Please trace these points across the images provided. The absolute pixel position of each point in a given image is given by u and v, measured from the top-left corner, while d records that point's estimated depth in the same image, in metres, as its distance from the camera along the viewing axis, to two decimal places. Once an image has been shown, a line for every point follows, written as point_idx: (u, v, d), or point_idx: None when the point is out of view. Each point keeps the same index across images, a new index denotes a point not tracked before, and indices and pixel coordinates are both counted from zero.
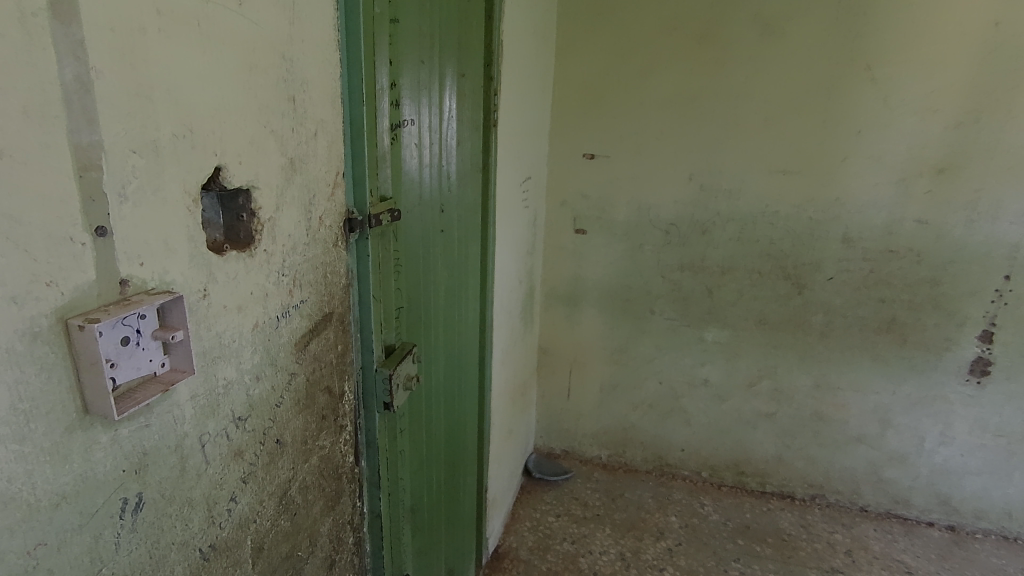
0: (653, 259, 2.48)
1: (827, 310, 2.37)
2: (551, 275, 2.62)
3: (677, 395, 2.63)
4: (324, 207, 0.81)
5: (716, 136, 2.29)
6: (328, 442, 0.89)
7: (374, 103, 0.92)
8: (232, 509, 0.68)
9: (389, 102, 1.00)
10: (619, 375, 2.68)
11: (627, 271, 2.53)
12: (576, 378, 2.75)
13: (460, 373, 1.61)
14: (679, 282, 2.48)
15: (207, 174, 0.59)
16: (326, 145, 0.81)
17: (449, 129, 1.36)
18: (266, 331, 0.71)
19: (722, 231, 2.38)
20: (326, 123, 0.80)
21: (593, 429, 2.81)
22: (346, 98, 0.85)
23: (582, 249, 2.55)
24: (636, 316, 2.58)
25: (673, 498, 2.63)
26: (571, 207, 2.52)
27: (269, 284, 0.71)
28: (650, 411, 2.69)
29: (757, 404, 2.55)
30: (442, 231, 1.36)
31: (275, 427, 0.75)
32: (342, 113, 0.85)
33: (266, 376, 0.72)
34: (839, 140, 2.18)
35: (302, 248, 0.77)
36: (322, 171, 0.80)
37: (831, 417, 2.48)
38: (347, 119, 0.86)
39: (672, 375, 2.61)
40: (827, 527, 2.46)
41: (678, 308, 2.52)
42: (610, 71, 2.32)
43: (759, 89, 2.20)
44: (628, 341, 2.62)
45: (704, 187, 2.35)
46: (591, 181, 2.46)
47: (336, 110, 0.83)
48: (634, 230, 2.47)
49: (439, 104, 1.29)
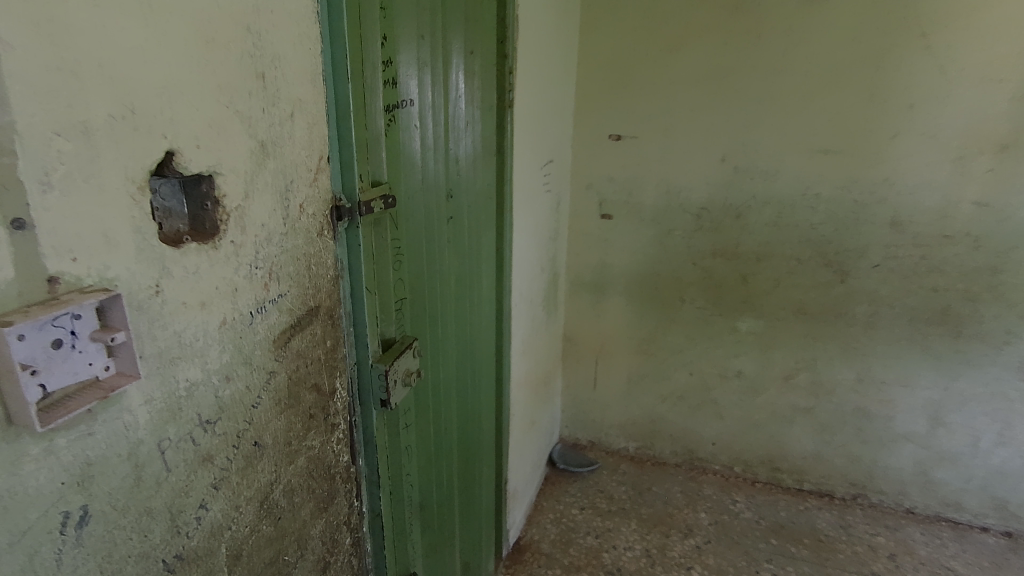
0: (683, 245, 2.36)
1: (873, 300, 2.21)
2: (576, 261, 2.54)
3: (708, 387, 2.52)
4: (305, 194, 0.76)
5: (752, 113, 2.14)
6: (318, 442, 0.85)
7: (362, 83, 0.86)
8: (202, 517, 0.64)
9: (382, 81, 0.93)
10: (647, 366, 2.58)
11: (655, 257, 2.42)
12: (602, 368, 2.67)
13: (473, 365, 1.56)
14: (710, 270, 2.36)
15: (156, 159, 0.54)
16: (306, 123, 0.74)
17: (458, 112, 1.30)
18: (237, 328, 0.66)
19: (757, 215, 2.24)
20: (306, 102, 0.74)
21: (620, 420, 2.72)
22: (329, 76, 0.79)
23: (607, 235, 2.45)
24: (665, 305, 2.47)
25: (704, 493, 2.53)
26: (596, 190, 2.41)
27: (238, 278, 0.66)
28: (680, 403, 2.60)
29: (794, 398, 2.42)
30: (449, 218, 1.29)
31: (252, 429, 0.70)
32: (325, 91, 0.78)
33: (238, 375, 0.67)
34: (888, 116, 2.01)
35: (278, 239, 0.71)
36: (302, 154, 0.74)
37: (875, 413, 2.33)
38: (330, 100, 0.79)
39: (703, 367, 2.50)
40: (869, 529, 2.33)
41: (710, 297, 2.40)
42: (638, 46, 2.20)
43: (799, 63, 2.05)
44: (656, 330, 2.52)
45: (738, 168, 2.21)
46: (618, 163, 2.35)
47: (318, 89, 0.76)
48: (663, 214, 2.35)
49: (446, 85, 1.22)
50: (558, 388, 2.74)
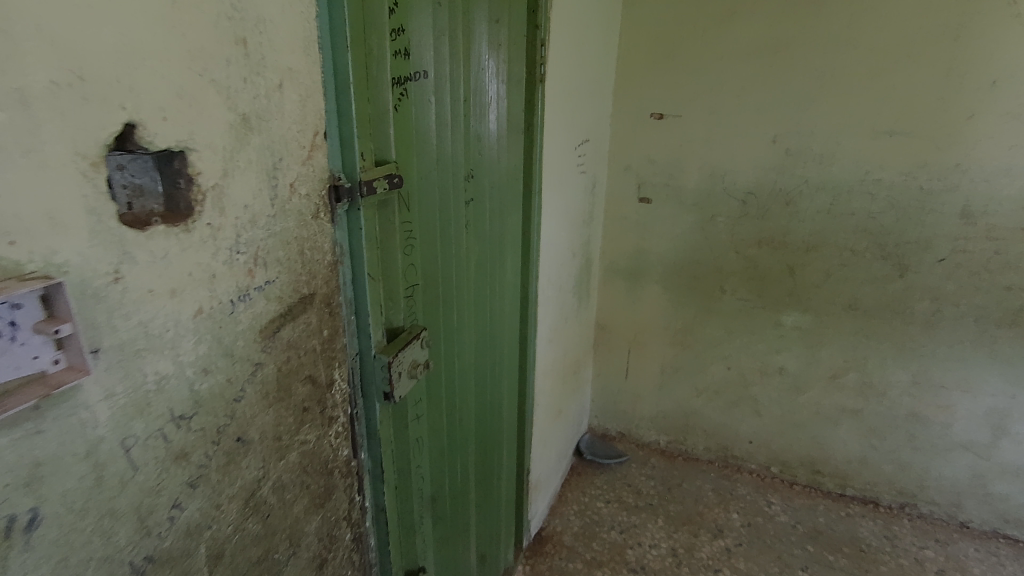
0: (726, 232, 2.22)
1: (935, 297, 2.03)
2: (611, 247, 2.43)
3: (747, 383, 2.40)
4: (297, 173, 0.70)
5: (809, 91, 1.97)
6: (313, 437, 0.80)
7: (364, 52, 0.79)
8: (176, 517, 0.60)
9: (390, 50, 0.86)
10: (683, 358, 2.47)
11: (696, 245, 2.29)
12: (634, 358, 2.57)
13: (494, 353, 1.50)
14: (754, 260, 2.22)
15: (113, 132, 0.49)
16: (297, 96, 0.68)
17: (484, 87, 1.22)
18: (216, 318, 0.61)
19: (809, 202, 2.08)
20: (297, 73, 0.68)
21: (652, 413, 2.63)
22: (327, 44, 0.72)
23: (645, 220, 2.33)
24: (704, 295, 2.34)
25: (737, 493, 2.42)
26: (635, 172, 2.29)
27: (216, 264, 0.61)
28: (716, 398, 2.48)
29: (841, 398, 2.27)
30: (470, 201, 1.23)
31: (235, 424, 0.66)
32: (321, 59, 0.72)
33: (217, 368, 0.62)
34: (965, 93, 1.81)
35: (265, 221, 0.66)
36: (293, 129, 0.68)
37: (931, 419, 2.16)
38: (326, 69, 0.73)
39: (742, 361, 2.37)
40: (917, 542, 2.18)
41: (753, 289, 2.26)
42: (686, 18, 2.05)
43: (865, 34, 1.86)
44: (693, 321, 2.40)
45: (790, 151, 2.05)
46: (659, 144, 2.22)
47: (313, 59, 0.70)
48: (706, 199, 2.21)
49: (470, 57, 1.14)
50: (588, 376, 2.66)
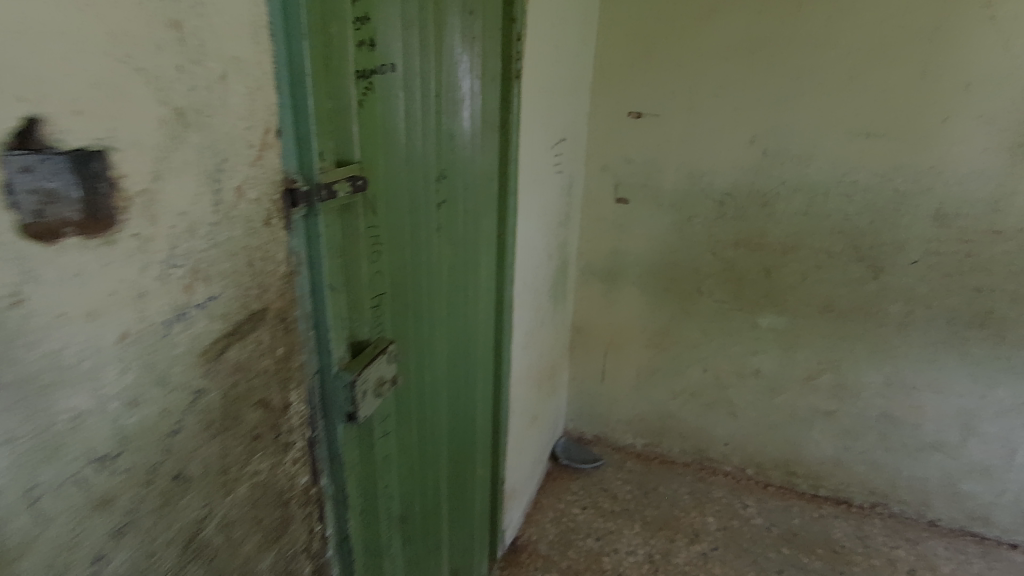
0: (703, 233, 2.19)
1: (908, 299, 2.03)
2: (588, 248, 2.38)
3: (723, 385, 2.38)
4: (246, 175, 0.62)
5: (787, 91, 1.95)
6: (266, 466, 0.73)
7: (323, 40, 0.71)
8: (99, 572, 0.52)
9: (352, 39, 0.78)
10: (660, 360, 2.44)
11: (673, 246, 2.25)
12: (611, 360, 2.53)
13: (467, 361, 1.44)
14: (732, 261, 2.20)
15: (9, 127, 0.40)
16: (244, 87, 0.60)
17: (457, 82, 1.14)
18: (146, 342, 0.53)
19: (786, 204, 2.06)
20: (244, 61, 0.60)
21: (628, 416, 2.60)
22: (280, 33, 0.64)
23: (622, 221, 2.29)
24: (681, 297, 2.31)
25: (713, 496, 2.41)
26: (612, 172, 2.24)
27: (146, 280, 0.53)
28: (692, 401, 2.46)
29: (816, 400, 2.26)
30: (443, 203, 1.16)
31: (172, 460, 0.58)
32: (273, 46, 0.63)
33: (148, 399, 0.54)
34: (940, 97, 1.81)
35: (206, 230, 0.58)
36: (239, 125, 0.60)
37: (903, 420, 2.17)
38: (280, 58, 0.64)
39: (718, 364, 2.35)
40: (888, 542, 2.19)
41: (729, 291, 2.24)
42: (664, 14, 2.01)
43: (843, 35, 1.85)
44: (670, 323, 2.37)
45: (768, 152, 2.03)
46: (637, 143, 2.17)
47: (263, 46, 0.62)
48: (684, 200, 2.18)
49: (442, 50, 1.06)
50: (564, 379, 2.61)
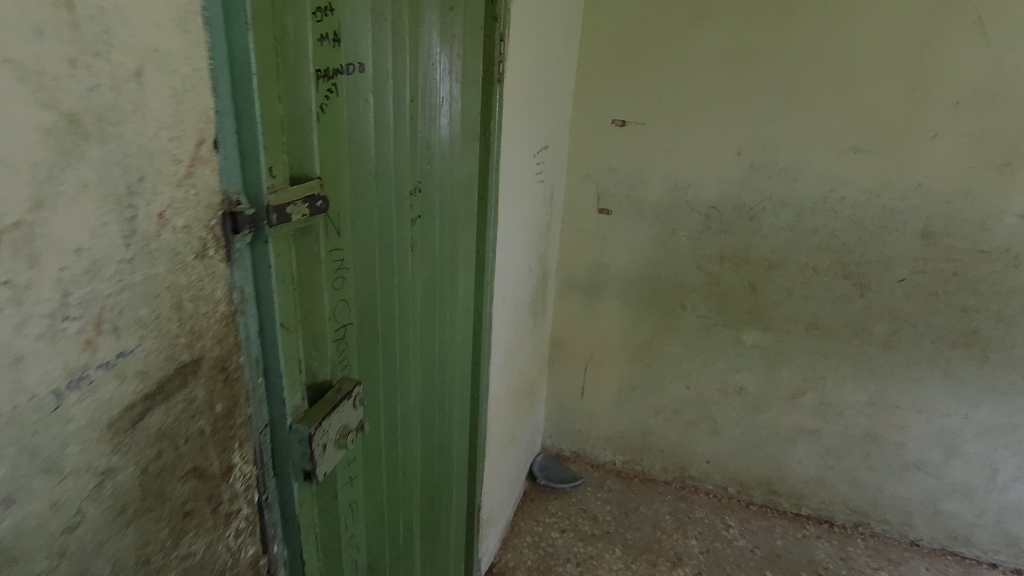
0: (688, 247, 2.12)
1: (894, 317, 1.99)
2: (568, 260, 2.28)
3: (706, 402, 2.31)
4: (170, 198, 0.49)
5: (775, 103, 1.89)
6: (201, 547, 0.60)
7: (275, 33, 0.59)
8: None
9: (312, 31, 0.66)
10: (641, 376, 2.36)
11: (656, 260, 2.17)
12: (591, 376, 2.44)
13: (442, 388, 1.32)
14: (717, 276, 2.12)
15: None
16: (167, 88, 0.47)
17: (434, 85, 1.03)
18: (28, 421, 0.40)
19: (773, 218, 2.00)
20: (167, 55, 0.47)
21: (608, 433, 2.51)
22: (219, 20, 0.52)
23: (605, 232, 2.20)
24: (664, 311, 2.23)
25: (695, 516, 2.33)
26: (595, 181, 2.15)
27: (25, 340, 0.39)
28: (674, 418, 2.38)
29: (799, 418, 2.21)
30: (418, 219, 1.04)
31: (67, 565, 0.45)
32: (206, 36, 0.51)
33: (31, 493, 0.41)
34: (930, 112, 1.77)
35: (114, 270, 0.45)
36: (160, 136, 0.47)
37: (887, 440, 2.13)
38: (216, 51, 0.52)
39: (701, 380, 2.28)
40: (871, 563, 2.15)
41: (714, 306, 2.17)
42: (651, 19, 1.92)
43: (833, 46, 1.79)
44: (653, 339, 2.29)
45: (755, 164, 1.96)
46: (621, 153, 2.09)
47: (194, 37, 0.49)
48: (668, 212, 2.10)
49: (419, 49, 0.94)
50: (542, 395, 2.51)
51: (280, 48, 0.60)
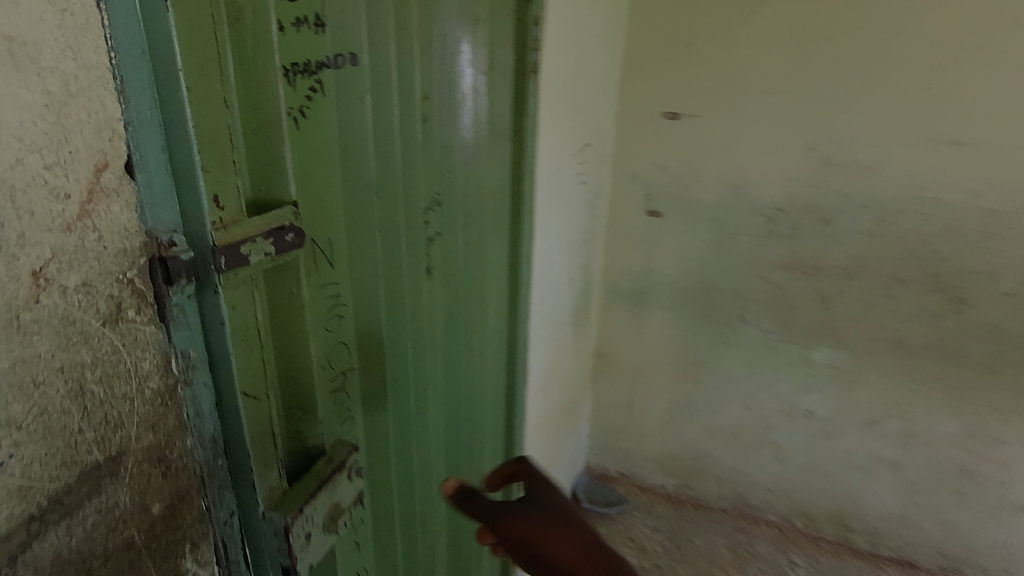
0: (749, 253, 1.81)
1: (997, 336, 1.66)
2: (612, 266, 2.00)
3: (768, 425, 2.01)
4: (51, 247, 0.35)
5: (855, 87, 1.56)
6: None
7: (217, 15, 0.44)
8: None
9: (276, 13, 0.50)
10: (695, 394, 2.07)
11: (712, 267, 1.87)
12: (639, 391, 2.16)
13: (469, 419, 1.16)
14: (782, 286, 1.81)
15: None
16: (37, 95, 0.33)
17: (456, 81, 0.87)
18: None
19: (850, 221, 1.67)
20: (32, 45, 0.32)
21: (657, 454, 2.24)
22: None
23: (654, 236, 1.89)
24: (720, 324, 1.93)
25: (756, 552, 2.05)
26: (642, 180, 1.85)
27: None
28: (731, 441, 2.09)
29: (879, 447, 1.90)
30: (437, 237, 0.88)
31: None
32: (104, 18, 0.36)
33: None
34: None
35: None
36: (28, 163, 0.33)
37: (986, 477, 1.82)
38: (124, 40, 0.37)
39: (763, 401, 1.98)
40: None
41: (778, 319, 1.86)
42: None
43: (931, 14, 1.44)
44: (707, 353, 2.00)
45: (829, 161, 1.64)
46: (668, 149, 1.79)
47: (83, 19, 0.34)
48: (725, 215, 1.79)
49: (435, 36, 0.79)
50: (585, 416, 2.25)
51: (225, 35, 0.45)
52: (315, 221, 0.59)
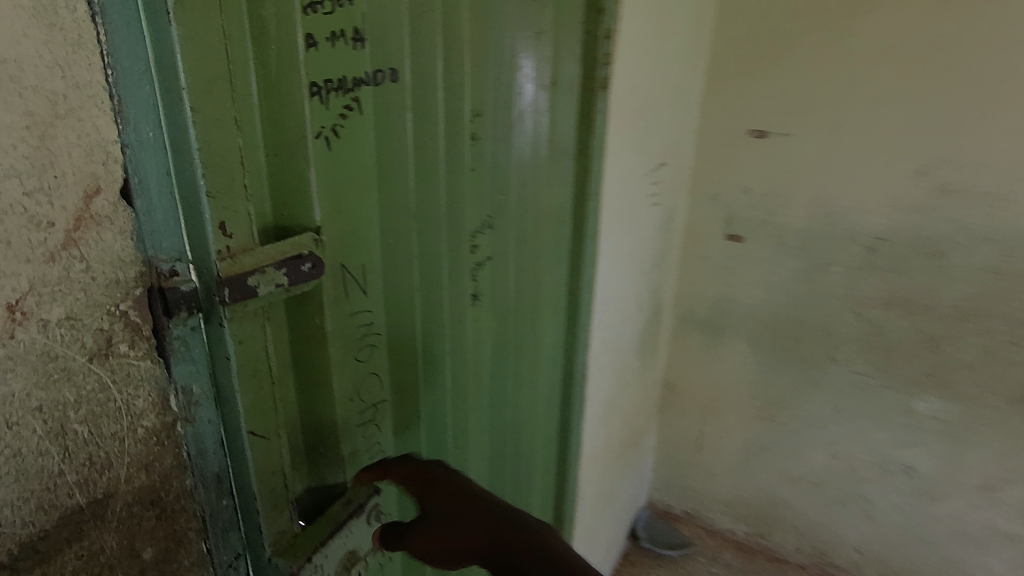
0: (844, 283, 1.53)
1: None
2: (685, 290, 1.75)
3: (860, 478, 1.70)
4: (28, 276, 0.32)
5: (983, 105, 1.29)
6: None
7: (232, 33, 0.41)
8: None
9: (305, 27, 0.46)
10: (774, 434, 1.77)
11: (797, 297, 1.60)
12: (710, 428, 1.87)
13: (517, 446, 1.09)
14: (882, 324, 1.52)
15: None
16: (18, 116, 0.30)
17: (515, 97, 0.82)
18: None
19: (964, 256, 1.40)
20: (13, 62, 0.30)
21: (727, 495, 1.93)
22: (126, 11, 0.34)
23: (733, 262, 1.65)
24: (807, 360, 1.65)
25: None
26: (724, 203, 1.61)
27: None
28: (815, 492, 1.78)
29: (992, 515, 1.57)
30: (487, 261, 0.83)
31: None
32: (99, 32, 0.33)
33: None
34: None
35: None
36: (6, 189, 0.30)
37: None
38: (124, 57, 0.34)
39: (854, 450, 1.68)
40: None
41: (876, 361, 1.56)
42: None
43: None
44: (790, 392, 1.70)
45: (944, 188, 1.36)
46: (754, 171, 1.55)
47: (75, 35, 0.32)
48: (818, 242, 1.53)
49: (492, 49, 0.74)
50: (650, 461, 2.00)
51: (240, 52, 0.43)
52: (346, 246, 0.55)
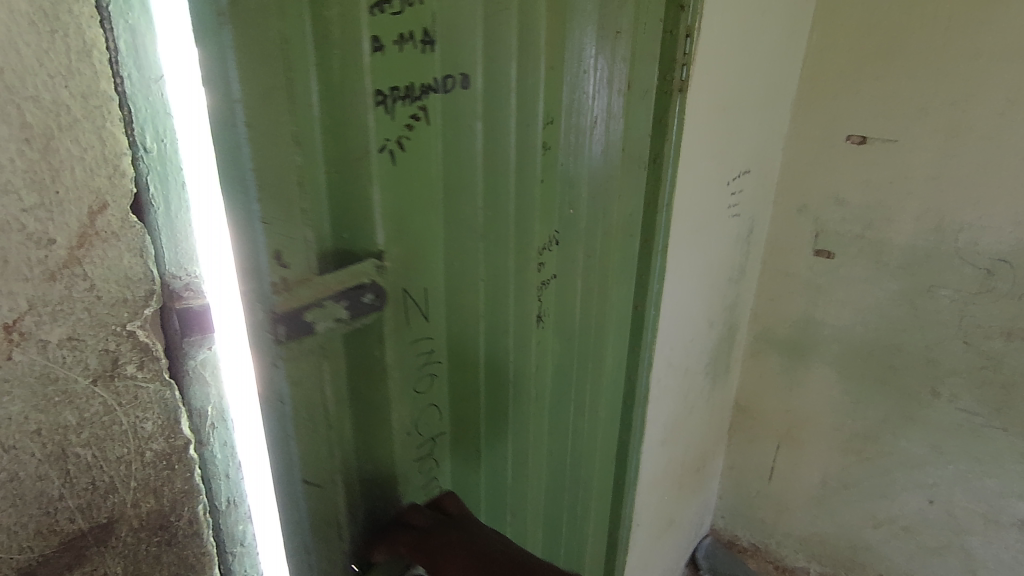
0: (953, 309, 1.34)
1: None
2: (764, 308, 1.60)
3: (960, 528, 1.49)
4: (23, 297, 0.31)
5: None
6: None
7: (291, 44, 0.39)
8: None
9: (372, 30, 0.43)
10: (861, 472, 1.59)
11: (895, 323, 1.42)
12: (786, 459, 1.71)
13: (575, 469, 1.03)
14: (997, 357, 1.32)
15: None
16: (15, 129, 0.30)
17: (585, 100, 0.75)
18: None
19: None
20: (10, 72, 0.29)
21: (801, 532, 1.76)
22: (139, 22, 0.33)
23: (822, 281, 1.49)
24: (904, 394, 1.46)
25: None
26: (815, 215, 1.45)
27: None
28: (905, 539, 1.58)
29: None
30: (554, 279, 0.78)
31: None
32: (107, 40, 0.32)
33: None
34: None
35: None
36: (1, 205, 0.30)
37: None
38: (133, 68, 0.33)
39: (955, 497, 1.47)
40: None
41: (988, 399, 1.36)
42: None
43: None
44: (881, 428, 1.52)
45: None
46: (852, 180, 1.38)
47: (78, 44, 0.31)
48: (923, 261, 1.35)
49: (567, 51, 0.68)
50: (715, 488, 1.86)
51: (303, 63, 0.40)
52: (409, 269, 0.51)
